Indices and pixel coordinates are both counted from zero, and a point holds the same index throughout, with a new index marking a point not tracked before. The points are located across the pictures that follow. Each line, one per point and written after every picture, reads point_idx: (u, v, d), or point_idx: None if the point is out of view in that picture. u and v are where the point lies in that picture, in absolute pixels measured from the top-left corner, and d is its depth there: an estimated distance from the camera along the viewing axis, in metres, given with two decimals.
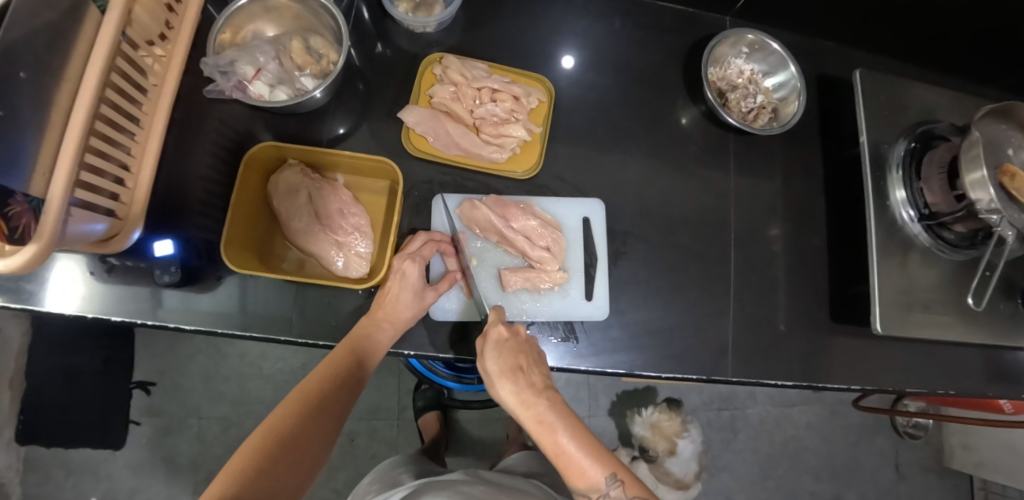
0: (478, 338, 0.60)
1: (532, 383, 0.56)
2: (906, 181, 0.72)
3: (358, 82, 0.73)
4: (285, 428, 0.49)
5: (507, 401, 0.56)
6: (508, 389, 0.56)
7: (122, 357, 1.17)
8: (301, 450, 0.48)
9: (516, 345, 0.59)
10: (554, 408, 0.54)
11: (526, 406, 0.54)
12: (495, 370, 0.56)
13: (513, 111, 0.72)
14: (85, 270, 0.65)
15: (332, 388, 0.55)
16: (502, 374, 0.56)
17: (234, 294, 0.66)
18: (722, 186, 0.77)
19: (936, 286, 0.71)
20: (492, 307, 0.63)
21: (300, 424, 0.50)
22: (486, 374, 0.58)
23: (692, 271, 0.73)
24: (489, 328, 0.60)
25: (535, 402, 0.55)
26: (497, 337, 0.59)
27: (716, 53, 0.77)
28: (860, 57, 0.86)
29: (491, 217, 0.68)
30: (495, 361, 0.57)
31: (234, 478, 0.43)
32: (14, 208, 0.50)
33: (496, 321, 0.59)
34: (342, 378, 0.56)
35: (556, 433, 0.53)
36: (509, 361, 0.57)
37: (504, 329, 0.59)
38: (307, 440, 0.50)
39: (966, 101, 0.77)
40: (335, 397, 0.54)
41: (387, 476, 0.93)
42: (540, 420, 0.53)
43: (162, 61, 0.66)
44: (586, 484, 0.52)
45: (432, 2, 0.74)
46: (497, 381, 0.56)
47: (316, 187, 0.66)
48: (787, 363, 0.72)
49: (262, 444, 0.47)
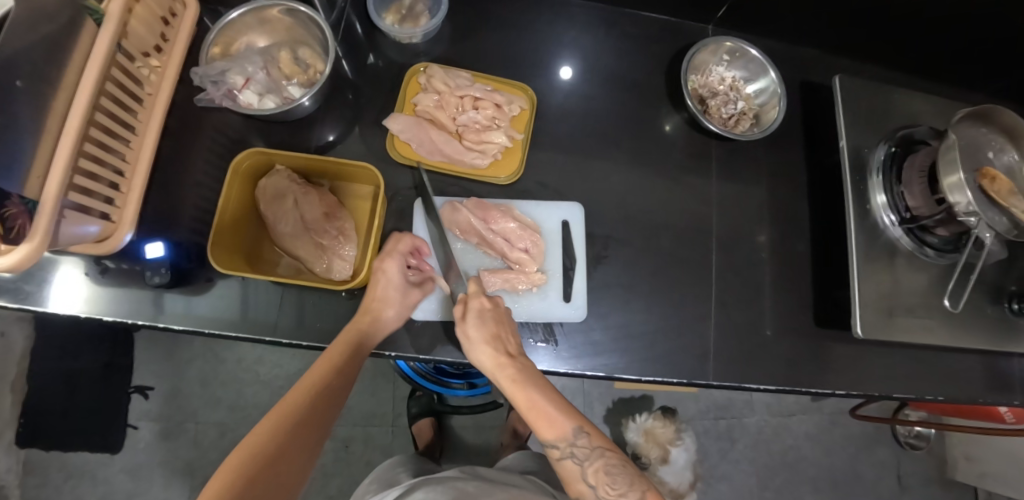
0: (459, 307, 0.61)
1: (508, 350, 0.59)
2: (887, 186, 0.72)
3: (347, 91, 0.76)
4: (266, 446, 0.50)
5: (484, 364, 0.58)
6: (485, 353, 0.58)
7: (121, 362, 1.19)
8: (280, 467, 0.49)
9: (495, 313, 0.61)
10: (526, 371, 0.57)
11: (501, 367, 0.57)
12: (476, 336, 0.58)
13: (495, 119, 0.73)
14: (81, 272, 0.67)
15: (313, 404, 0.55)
16: (481, 340, 0.58)
17: (224, 295, 0.67)
18: (705, 190, 0.78)
19: (920, 290, 0.71)
20: (471, 278, 0.64)
21: (281, 440, 0.51)
22: (466, 340, 0.59)
23: (674, 275, 0.73)
24: (469, 301, 0.61)
25: (508, 364, 0.57)
26: (477, 306, 0.61)
27: (696, 61, 0.78)
28: (843, 64, 0.87)
29: (471, 219, 0.69)
30: (478, 327, 0.59)
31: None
32: (10, 209, 0.54)
33: (478, 291, 0.61)
34: (323, 390, 0.57)
35: (528, 389, 0.56)
36: (489, 328, 0.59)
37: (486, 300, 0.61)
38: (287, 456, 0.50)
39: (949, 106, 0.78)
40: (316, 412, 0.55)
41: (386, 476, 0.94)
42: (513, 379, 0.56)
43: (158, 71, 0.69)
44: (554, 434, 0.54)
45: (418, 15, 0.77)
46: (477, 346, 0.58)
47: (302, 192, 0.67)
48: (770, 367, 0.72)
49: (243, 465, 0.47)
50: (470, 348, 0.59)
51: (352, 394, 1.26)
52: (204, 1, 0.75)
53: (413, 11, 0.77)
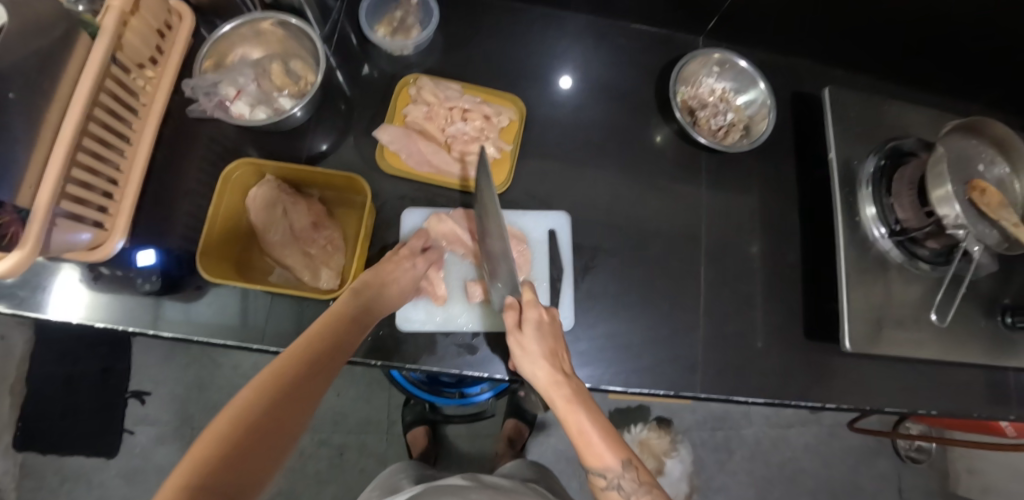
0: (514, 315, 0.60)
1: (563, 369, 0.57)
2: (877, 197, 0.72)
3: (339, 102, 0.77)
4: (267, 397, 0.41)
5: (539, 379, 0.56)
6: (540, 367, 0.56)
7: (120, 366, 1.21)
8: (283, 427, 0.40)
9: (547, 328, 0.60)
10: (580, 393, 0.55)
11: (557, 385, 0.55)
12: (533, 349, 0.57)
13: (484, 130, 0.74)
14: (74, 279, 0.68)
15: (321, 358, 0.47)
16: (539, 353, 0.57)
17: (214, 303, 0.68)
18: (695, 201, 0.78)
19: (911, 302, 0.71)
20: (524, 286, 0.63)
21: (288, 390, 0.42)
22: (520, 352, 0.58)
23: (663, 285, 0.73)
24: (526, 309, 0.60)
25: (561, 383, 0.55)
26: (533, 318, 0.60)
27: (686, 72, 0.79)
28: (835, 75, 0.87)
29: (457, 231, 0.70)
30: (536, 341, 0.57)
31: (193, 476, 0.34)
32: (5, 218, 0.53)
33: (536, 302, 0.61)
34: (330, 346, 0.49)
35: (580, 412, 0.52)
36: (547, 343, 0.58)
37: (544, 312, 0.60)
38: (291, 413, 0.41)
39: (940, 118, 0.78)
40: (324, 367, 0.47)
41: (388, 482, 0.94)
42: (568, 399, 0.53)
43: (153, 82, 0.70)
44: (601, 466, 0.51)
45: (410, 27, 0.78)
46: (533, 358, 0.57)
47: (292, 202, 0.68)
48: (759, 379, 0.72)
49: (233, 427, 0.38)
50: (524, 360, 0.57)
51: (348, 401, 1.26)
52: (201, 13, 0.77)
53: (404, 23, 0.78)
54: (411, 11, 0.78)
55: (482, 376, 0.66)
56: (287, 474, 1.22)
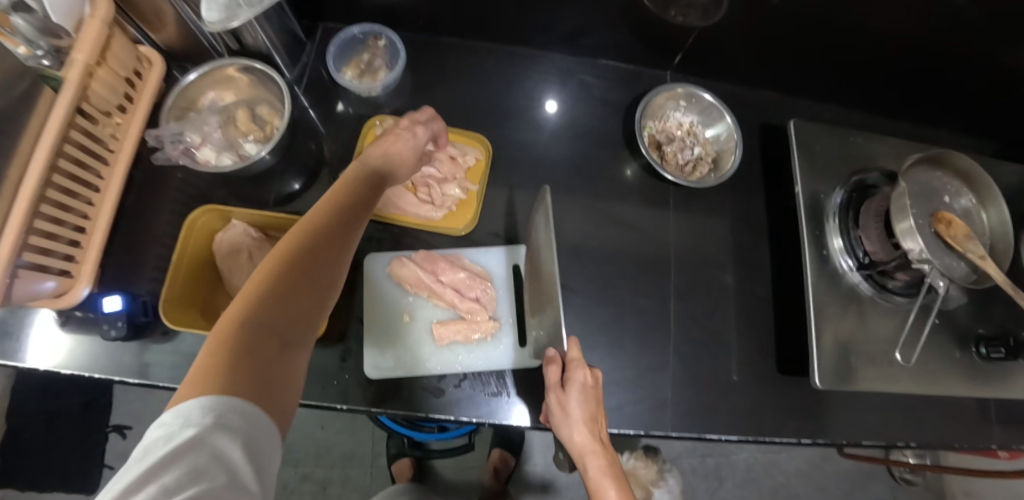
0: (558, 372, 0.59)
1: (599, 436, 0.59)
2: (843, 230, 0.72)
3: (309, 142, 0.78)
4: (255, 299, 0.41)
5: (574, 443, 0.58)
6: (580, 434, 0.58)
7: (101, 401, 1.21)
8: (278, 328, 0.42)
9: (590, 391, 0.59)
10: (611, 462, 0.58)
11: (593, 454, 0.58)
12: (575, 415, 0.58)
13: (449, 170, 0.74)
14: (43, 327, 0.68)
15: (307, 260, 0.46)
16: (580, 420, 0.58)
17: (181, 348, 0.68)
18: (663, 234, 0.78)
19: (883, 335, 0.70)
20: (572, 339, 0.60)
21: (276, 295, 0.43)
22: (560, 414, 0.58)
23: (631, 321, 0.73)
24: (571, 369, 0.59)
25: (597, 454, 0.58)
26: (579, 379, 0.58)
27: (652, 107, 0.80)
28: (803, 105, 0.88)
29: (419, 273, 0.69)
30: (579, 406, 0.58)
31: (194, 383, 0.36)
32: None
33: (584, 364, 0.59)
34: (323, 238, 0.48)
35: (610, 488, 0.57)
36: (588, 408, 0.58)
37: (591, 376, 0.59)
38: (283, 316, 0.42)
39: (907, 148, 0.78)
40: (314, 268, 0.46)
41: None
42: (599, 470, 0.57)
43: (122, 129, 0.70)
44: None
45: (377, 69, 0.79)
46: (574, 422, 0.58)
47: (257, 246, 0.68)
48: (732, 416, 0.71)
49: (228, 333, 0.39)
50: (565, 421, 0.58)
51: (331, 435, 1.25)
52: (173, 58, 0.78)
53: (371, 66, 0.79)
54: (378, 53, 0.79)
55: (449, 419, 0.65)
56: None
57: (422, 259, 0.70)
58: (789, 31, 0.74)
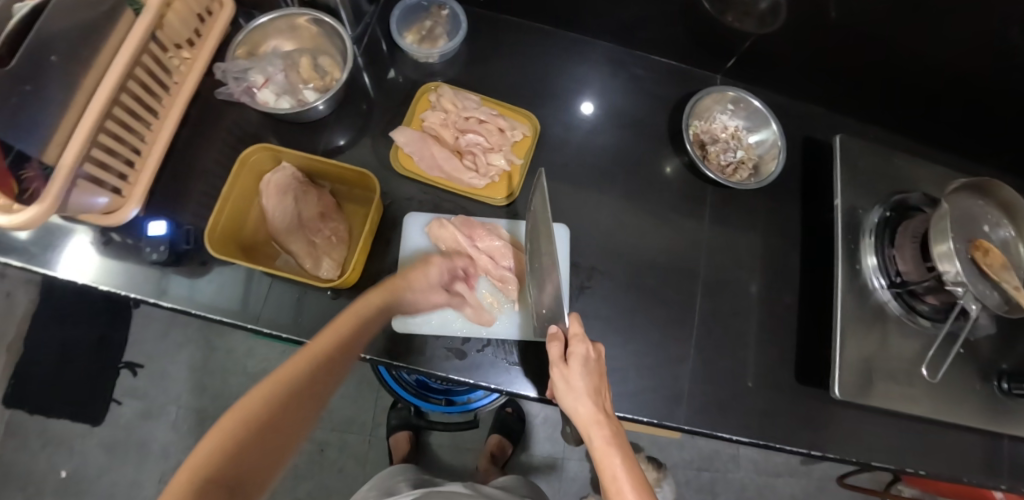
0: (559, 347, 0.59)
1: (605, 409, 0.55)
2: (878, 248, 0.72)
3: (360, 101, 0.79)
4: (274, 408, 0.47)
5: (578, 415, 0.54)
6: (583, 405, 0.55)
7: (117, 337, 1.23)
8: (286, 425, 0.48)
9: (593, 367, 0.58)
10: (619, 439, 0.53)
11: (599, 424, 0.53)
12: (577, 385, 0.55)
13: (497, 141, 0.76)
14: (86, 241, 0.69)
15: (317, 370, 0.50)
16: (584, 391, 0.55)
17: (217, 279, 0.68)
18: (696, 232, 0.79)
19: (905, 357, 0.70)
20: (570, 316, 0.61)
21: (275, 416, 0.47)
22: (562, 387, 0.56)
23: (655, 312, 0.74)
24: (573, 343, 0.59)
25: (603, 424, 0.53)
26: (582, 353, 0.58)
27: (700, 107, 0.81)
28: (848, 124, 0.89)
29: (456, 235, 0.70)
30: (582, 378, 0.56)
31: (195, 479, 0.43)
32: (29, 172, 0.55)
33: (585, 338, 0.58)
34: (320, 370, 0.50)
35: (616, 457, 0.51)
36: (591, 380, 0.56)
37: (593, 350, 0.58)
38: (292, 415, 0.48)
39: (949, 177, 0.78)
40: (323, 378, 0.51)
41: (386, 482, 0.86)
42: (606, 441, 0.52)
43: (188, 62, 0.72)
44: None
45: (437, 37, 0.81)
46: (575, 393, 0.55)
47: (302, 190, 0.69)
48: (745, 418, 0.71)
49: (234, 433, 0.45)
50: (568, 394, 0.56)
51: (334, 399, 1.26)
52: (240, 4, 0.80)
53: (432, 33, 0.81)
54: (441, 22, 0.81)
55: (468, 382, 0.66)
56: None
57: (458, 221, 0.71)
58: (843, 48, 0.75)
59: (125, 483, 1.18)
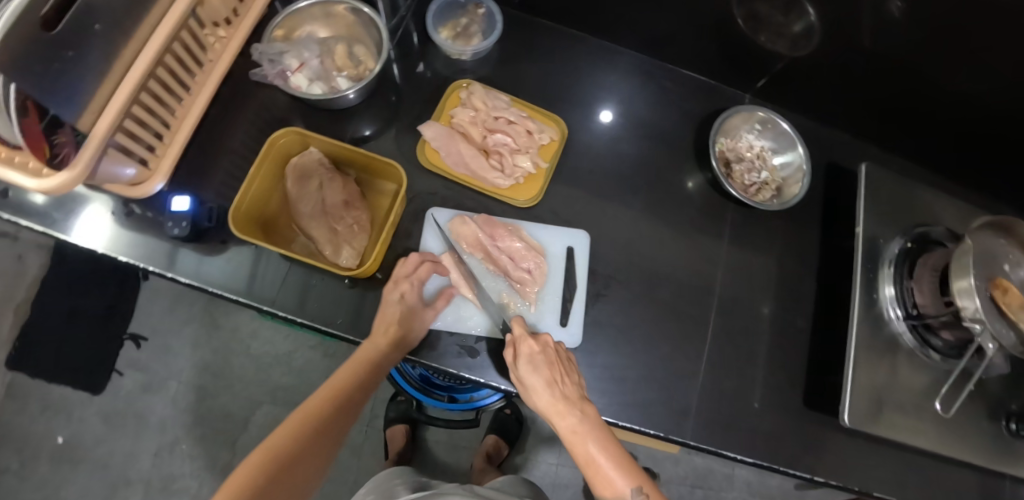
0: (510, 351, 0.61)
1: (567, 395, 0.58)
2: (897, 279, 0.72)
3: (390, 92, 0.80)
4: (289, 449, 0.53)
5: (543, 409, 0.58)
6: (543, 397, 0.58)
7: (124, 307, 1.24)
8: (299, 469, 0.53)
9: (549, 357, 0.60)
10: (586, 420, 0.57)
11: (561, 416, 0.57)
12: (532, 384, 0.58)
13: (525, 143, 0.77)
14: (108, 210, 0.69)
15: (336, 408, 0.59)
16: (538, 387, 0.58)
17: (234, 259, 0.69)
18: (714, 248, 0.79)
19: (915, 389, 0.70)
20: (513, 318, 0.63)
21: (300, 446, 0.54)
22: (522, 385, 0.60)
23: (669, 326, 0.74)
24: (520, 345, 0.61)
25: (568, 413, 0.57)
26: (527, 351, 0.60)
27: (728, 124, 0.81)
28: (872, 152, 0.89)
29: (478, 234, 0.70)
30: (532, 376, 0.58)
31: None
32: (61, 137, 0.54)
33: (525, 337, 0.60)
34: (337, 408, 0.59)
35: (587, 441, 0.56)
36: (543, 374, 0.58)
37: (535, 344, 0.60)
38: (305, 460, 0.54)
39: (970, 214, 0.78)
40: (328, 426, 0.57)
41: (383, 485, 0.87)
42: (573, 430, 0.56)
43: (224, 41, 0.70)
44: (612, 493, 0.55)
45: (472, 35, 0.81)
46: (533, 391, 0.58)
47: (329, 177, 0.70)
48: (751, 438, 0.71)
49: (264, 462, 0.51)
50: (529, 392, 0.59)
51: None
52: None
53: (467, 31, 0.81)
54: (477, 20, 0.81)
55: (479, 381, 0.66)
56: None
57: (478, 220, 0.71)
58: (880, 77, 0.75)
59: (120, 454, 1.18)
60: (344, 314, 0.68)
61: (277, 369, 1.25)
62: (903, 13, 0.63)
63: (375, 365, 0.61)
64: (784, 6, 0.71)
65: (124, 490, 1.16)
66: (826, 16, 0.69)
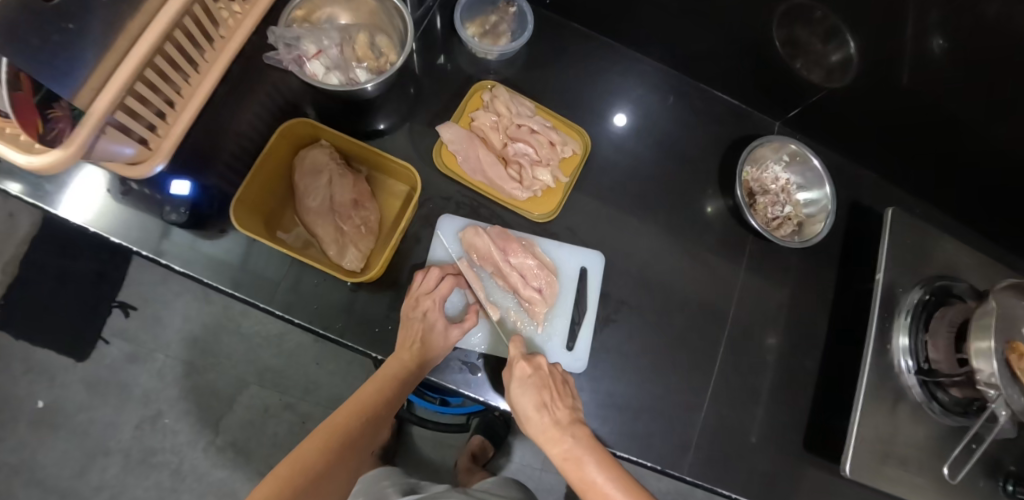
0: (505, 373, 0.60)
1: (558, 419, 0.55)
2: (913, 330, 0.71)
3: (409, 85, 0.76)
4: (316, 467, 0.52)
5: (535, 434, 0.56)
6: (534, 423, 0.56)
7: (114, 274, 1.20)
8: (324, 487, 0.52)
9: (541, 380, 0.58)
10: (580, 442, 0.54)
11: (552, 441, 0.54)
12: (523, 407, 0.56)
13: (546, 155, 0.74)
14: (103, 187, 0.65)
15: (364, 423, 0.56)
16: (528, 411, 0.56)
17: (232, 251, 0.65)
18: (729, 280, 0.77)
19: (918, 445, 0.68)
20: (512, 339, 0.62)
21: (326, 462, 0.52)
22: (514, 410, 0.58)
23: (675, 355, 0.72)
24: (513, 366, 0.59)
25: (561, 439, 0.54)
26: (519, 374, 0.59)
27: (756, 153, 0.78)
28: (898, 194, 0.86)
29: (490, 246, 0.68)
30: (521, 398, 0.57)
31: None
32: (56, 111, 0.48)
33: (517, 358, 0.59)
34: (365, 422, 0.56)
35: (582, 465, 0.53)
36: (533, 397, 0.57)
37: (525, 366, 0.58)
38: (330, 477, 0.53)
39: (992, 270, 0.76)
40: (355, 441, 0.55)
41: (373, 488, 0.85)
42: (565, 456, 0.53)
43: (238, 17, 0.63)
44: None
45: (500, 33, 0.78)
46: (523, 417, 0.56)
47: (338, 173, 0.67)
48: (747, 479, 0.69)
49: (291, 478, 0.50)
50: (521, 418, 0.57)
51: (323, 373, 1.24)
52: None
53: (496, 29, 0.78)
54: (506, 19, 0.78)
55: (477, 399, 0.64)
56: (243, 429, 1.19)
57: (489, 232, 0.69)
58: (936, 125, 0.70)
59: (101, 423, 1.16)
60: (341, 317, 0.65)
61: (267, 350, 1.23)
62: (944, 52, 0.60)
63: (402, 381, 0.59)
64: (825, 32, 0.68)
65: (103, 460, 1.15)
66: (867, 49, 0.66)
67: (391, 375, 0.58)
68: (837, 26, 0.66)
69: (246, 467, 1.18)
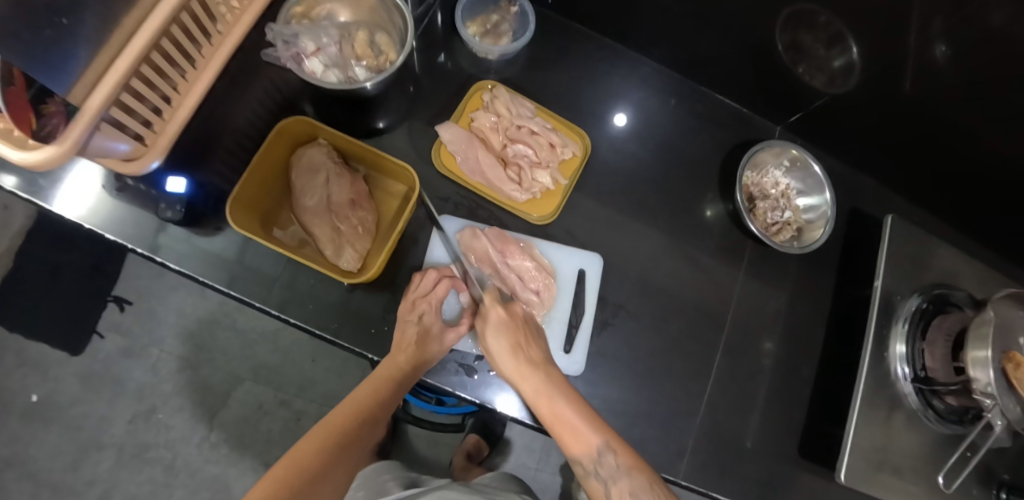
0: (478, 320, 0.61)
1: (531, 358, 0.57)
2: (910, 338, 0.70)
3: (409, 83, 0.75)
4: (311, 466, 0.52)
5: (507, 372, 0.57)
6: (507, 361, 0.57)
7: (109, 268, 1.20)
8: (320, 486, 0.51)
9: (514, 323, 0.59)
10: (552, 380, 0.56)
11: (526, 377, 0.56)
12: (496, 347, 0.57)
13: (546, 157, 0.73)
14: (97, 183, 0.64)
15: (359, 424, 0.57)
16: (503, 351, 0.57)
17: (227, 250, 0.65)
18: (727, 285, 0.76)
19: (913, 453, 0.68)
20: (487, 289, 0.62)
21: (322, 462, 0.53)
22: (488, 352, 0.59)
23: (672, 360, 0.72)
24: (487, 311, 0.60)
25: (533, 374, 0.56)
26: (495, 318, 0.59)
27: (757, 158, 0.78)
28: (897, 201, 0.86)
29: (488, 248, 0.68)
30: (496, 338, 0.58)
31: None
32: (51, 107, 0.47)
33: (494, 303, 0.59)
34: (359, 423, 0.57)
35: (553, 399, 0.54)
36: (509, 338, 0.58)
37: (502, 310, 0.59)
38: (326, 477, 0.52)
39: (991, 279, 0.76)
40: (351, 443, 0.56)
41: (375, 484, 0.84)
42: (539, 390, 0.55)
43: (235, 13, 0.61)
44: (582, 449, 0.53)
45: (501, 33, 0.77)
46: (498, 356, 0.57)
47: (335, 172, 0.66)
48: (742, 485, 0.69)
49: (286, 477, 0.50)
50: (493, 359, 0.58)
51: (319, 370, 1.23)
52: None
53: (497, 29, 0.77)
54: (508, 18, 0.77)
55: (473, 400, 0.63)
56: (238, 426, 1.19)
57: (487, 233, 0.69)
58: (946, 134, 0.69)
59: (95, 418, 1.15)
60: (337, 317, 0.64)
61: (262, 347, 1.22)
62: (947, 60, 0.60)
63: (397, 384, 0.59)
64: (828, 38, 0.67)
65: (96, 454, 1.14)
66: (870, 55, 0.65)
67: (386, 376, 0.59)
68: (840, 33, 0.65)
69: (240, 463, 1.17)
